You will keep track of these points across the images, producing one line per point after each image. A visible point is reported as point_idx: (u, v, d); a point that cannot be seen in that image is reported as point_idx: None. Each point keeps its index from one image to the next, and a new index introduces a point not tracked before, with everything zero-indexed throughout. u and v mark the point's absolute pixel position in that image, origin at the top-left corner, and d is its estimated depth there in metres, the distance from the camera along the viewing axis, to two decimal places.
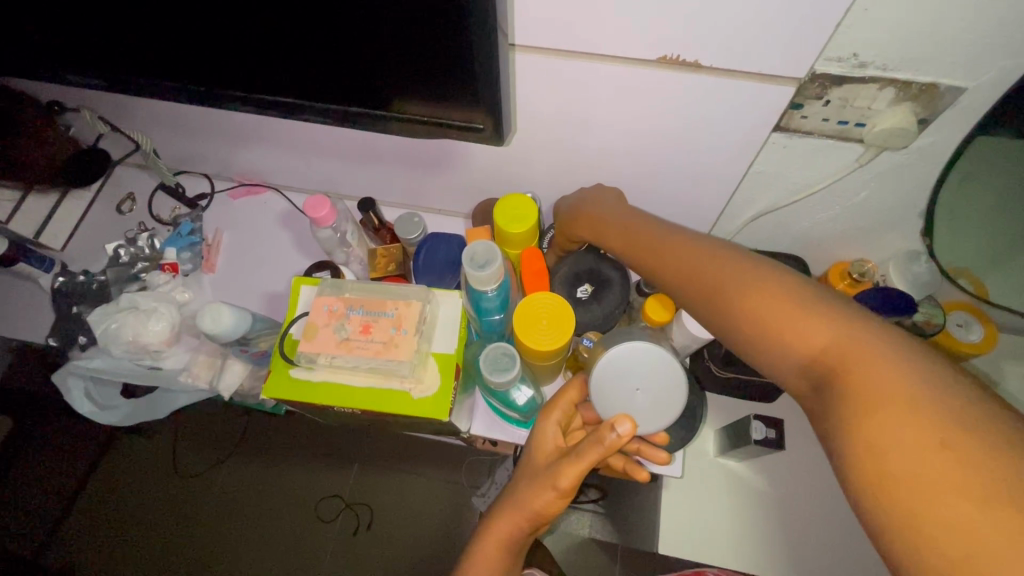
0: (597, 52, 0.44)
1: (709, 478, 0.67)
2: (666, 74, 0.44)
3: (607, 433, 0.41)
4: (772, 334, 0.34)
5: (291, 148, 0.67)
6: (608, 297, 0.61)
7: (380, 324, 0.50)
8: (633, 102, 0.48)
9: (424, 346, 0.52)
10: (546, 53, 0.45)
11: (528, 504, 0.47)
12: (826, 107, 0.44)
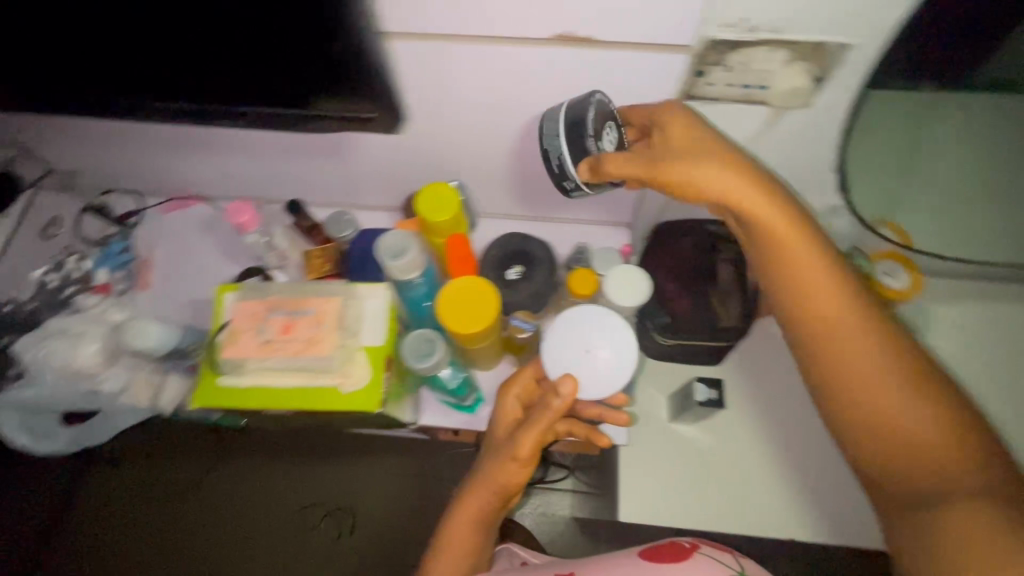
0: (497, 34, 0.31)
1: (669, 451, 0.49)
2: (571, 53, 0.32)
3: (551, 397, 0.36)
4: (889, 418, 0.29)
5: (192, 151, 0.42)
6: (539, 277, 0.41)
7: (301, 322, 0.32)
8: (528, 76, 0.34)
9: (350, 338, 0.32)
10: (454, 39, 0.31)
11: (490, 479, 0.38)
12: (726, 72, 0.33)
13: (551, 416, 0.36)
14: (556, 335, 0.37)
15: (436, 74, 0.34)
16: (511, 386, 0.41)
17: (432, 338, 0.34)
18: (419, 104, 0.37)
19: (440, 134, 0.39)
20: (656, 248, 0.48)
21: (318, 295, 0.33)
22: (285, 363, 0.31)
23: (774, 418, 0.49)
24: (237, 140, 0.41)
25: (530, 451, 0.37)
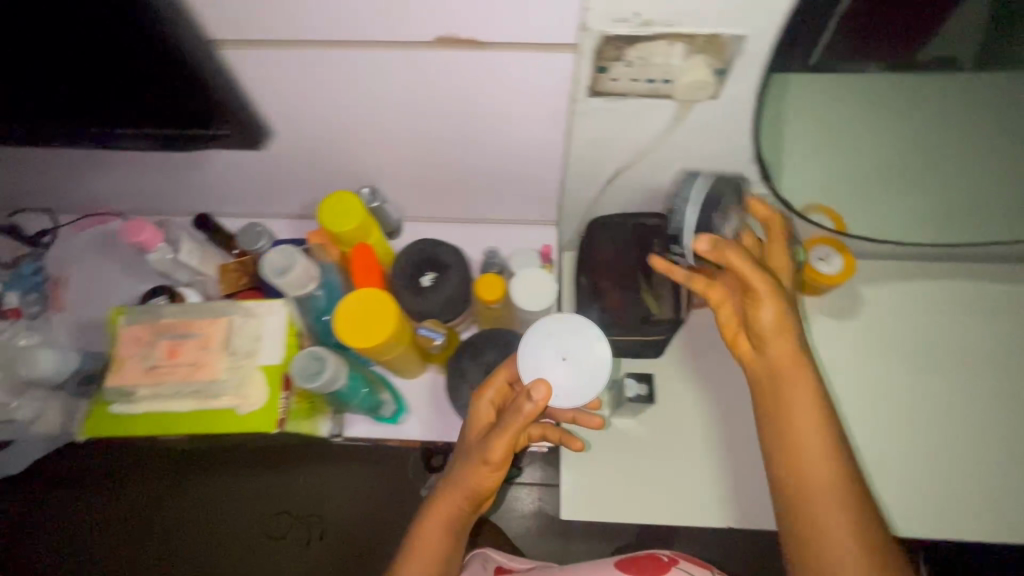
0: (377, 34, 0.32)
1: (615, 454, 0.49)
2: (455, 56, 0.33)
3: (523, 400, 0.36)
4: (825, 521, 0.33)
5: (100, 164, 0.45)
6: (448, 283, 0.45)
7: (188, 345, 0.42)
8: (413, 75, 0.35)
9: (242, 359, 0.42)
10: (338, 41, 0.33)
11: (464, 480, 0.41)
12: (628, 68, 0.33)
13: (523, 416, 0.37)
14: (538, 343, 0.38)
15: (321, 74, 0.35)
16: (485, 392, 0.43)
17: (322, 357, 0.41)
18: (318, 102, 0.38)
19: (352, 131, 0.41)
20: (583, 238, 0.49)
21: (210, 318, 0.43)
22: (180, 383, 0.41)
23: (714, 407, 0.50)
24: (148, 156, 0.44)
25: (501, 455, 0.39)
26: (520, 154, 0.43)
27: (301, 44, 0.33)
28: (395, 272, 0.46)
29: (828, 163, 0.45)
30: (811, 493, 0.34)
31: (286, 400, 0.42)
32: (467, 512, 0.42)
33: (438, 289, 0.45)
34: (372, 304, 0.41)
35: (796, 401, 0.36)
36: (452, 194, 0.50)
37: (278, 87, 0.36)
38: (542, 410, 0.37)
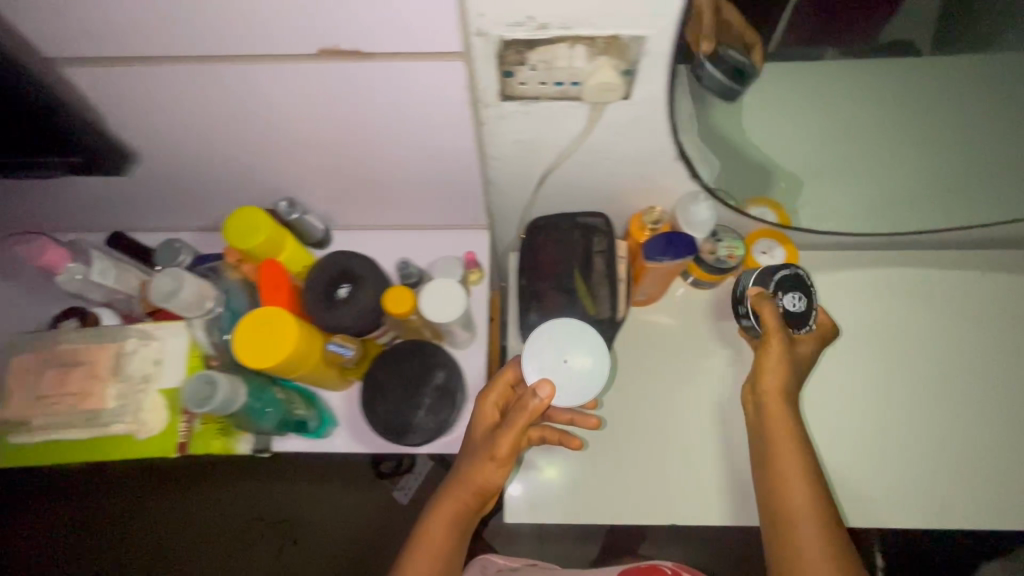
0: (285, 49, 0.50)
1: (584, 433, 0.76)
2: (349, 65, 0.51)
3: (534, 398, 0.60)
4: (797, 516, 0.59)
5: (137, 200, 0.77)
6: (359, 296, 0.69)
7: (75, 375, 0.71)
8: (337, 131, 0.61)
9: (151, 386, 0.71)
10: (312, 57, 0.51)
11: (473, 476, 0.66)
12: (534, 72, 0.52)
13: (530, 411, 0.61)
14: (542, 354, 0.64)
15: (249, 85, 0.54)
16: (489, 395, 0.70)
17: (211, 380, 0.64)
18: (290, 104, 0.57)
19: (296, 157, 0.66)
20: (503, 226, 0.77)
21: (122, 342, 0.72)
22: (64, 412, 0.70)
23: (652, 353, 0.80)
24: (175, 191, 0.75)
25: (506, 452, 0.63)
26: (405, 161, 0.66)
27: (229, 47, 0.50)
28: (306, 288, 0.70)
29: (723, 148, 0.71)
30: (795, 530, 0.59)
31: (186, 421, 0.71)
32: (472, 509, 0.68)
33: (350, 304, 0.69)
34: (268, 320, 0.62)
35: (785, 463, 0.63)
36: (357, 204, 0.78)
37: (221, 144, 0.64)
38: (546, 404, 0.61)
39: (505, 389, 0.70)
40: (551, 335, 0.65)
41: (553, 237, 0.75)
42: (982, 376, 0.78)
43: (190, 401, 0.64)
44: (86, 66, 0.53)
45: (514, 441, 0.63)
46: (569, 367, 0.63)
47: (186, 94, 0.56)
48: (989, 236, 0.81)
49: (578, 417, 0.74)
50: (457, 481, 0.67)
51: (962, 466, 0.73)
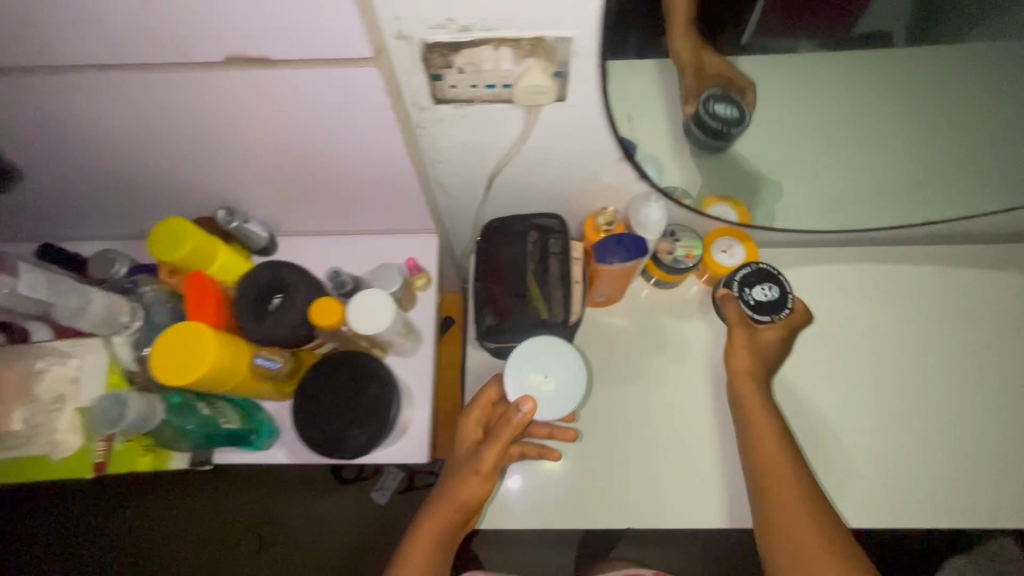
0: (274, 57, 0.46)
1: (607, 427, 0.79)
2: (500, 58, 0.51)
3: (516, 413, 0.67)
4: (798, 515, 0.63)
5: (77, 217, 0.71)
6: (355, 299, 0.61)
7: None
8: (295, 146, 0.58)
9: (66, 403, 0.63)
10: (248, 64, 0.47)
11: (462, 489, 0.69)
12: (548, 76, 0.53)
13: (515, 424, 0.68)
14: (524, 373, 0.70)
15: (233, 95, 0.50)
16: (473, 412, 0.75)
17: (122, 401, 0.49)
18: (224, 120, 0.53)
19: (254, 174, 0.62)
20: (487, 240, 0.81)
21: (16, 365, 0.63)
22: None
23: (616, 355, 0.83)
24: (109, 210, 0.69)
25: (489, 467, 0.69)
26: (384, 177, 0.63)
27: (214, 59, 0.47)
28: (235, 301, 0.57)
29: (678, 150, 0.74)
30: (805, 530, 0.63)
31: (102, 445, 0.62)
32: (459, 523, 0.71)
33: (286, 310, 0.56)
34: (184, 335, 0.49)
35: (776, 466, 0.67)
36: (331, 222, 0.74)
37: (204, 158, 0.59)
38: (527, 419, 0.68)
39: (487, 407, 0.75)
40: (534, 350, 0.72)
41: (509, 246, 0.80)
42: (1008, 376, 0.77)
43: (96, 423, 0.49)
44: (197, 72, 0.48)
45: (497, 456, 0.69)
46: (551, 380, 0.70)
47: (259, 114, 0.53)
48: (979, 228, 0.83)
49: (556, 430, 0.77)
50: (442, 498, 0.70)
51: (986, 448, 0.74)
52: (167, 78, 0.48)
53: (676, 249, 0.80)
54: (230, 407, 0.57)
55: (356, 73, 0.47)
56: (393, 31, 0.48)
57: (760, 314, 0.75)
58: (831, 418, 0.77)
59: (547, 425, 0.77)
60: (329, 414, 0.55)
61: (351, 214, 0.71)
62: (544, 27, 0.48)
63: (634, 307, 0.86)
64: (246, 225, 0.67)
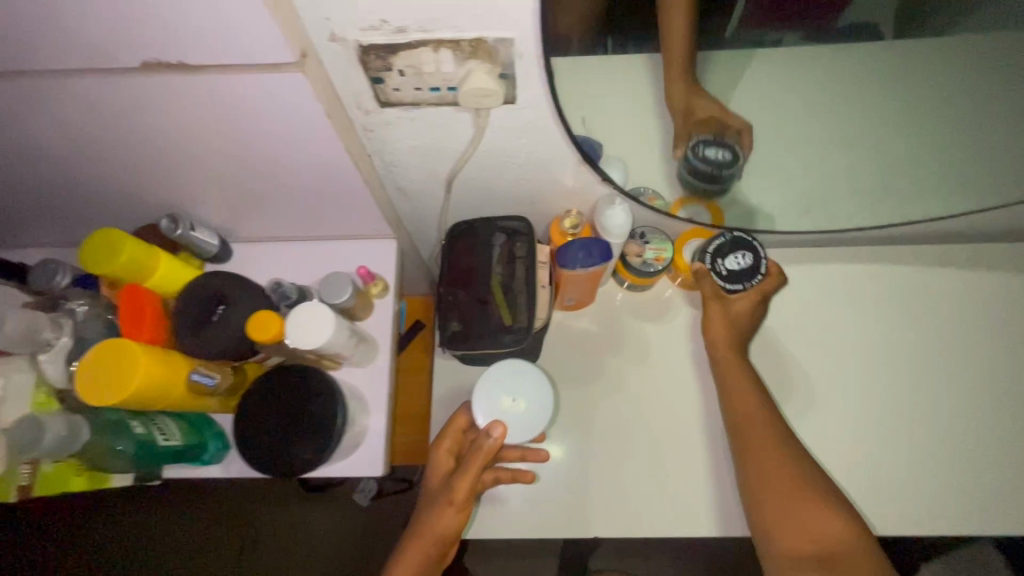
0: (197, 62, 0.44)
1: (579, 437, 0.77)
2: (440, 59, 0.49)
3: (486, 441, 0.66)
4: (799, 516, 0.64)
5: (27, 224, 0.69)
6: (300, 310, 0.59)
7: None
8: (237, 151, 0.56)
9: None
10: (170, 69, 0.45)
11: (436, 525, 0.70)
12: (491, 77, 0.50)
13: (484, 454, 0.67)
14: (490, 397, 0.69)
15: (161, 101, 0.48)
16: (443, 442, 0.74)
17: (41, 423, 0.48)
18: (157, 125, 0.51)
19: (198, 179, 0.60)
20: (454, 242, 0.78)
21: None
22: None
23: (584, 360, 0.81)
24: (58, 218, 0.68)
25: (462, 497, 0.69)
26: (334, 181, 0.61)
27: (135, 64, 0.44)
28: (174, 315, 0.55)
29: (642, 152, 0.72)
30: (807, 527, 0.63)
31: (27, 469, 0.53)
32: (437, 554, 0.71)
33: (228, 324, 0.54)
34: (112, 353, 0.47)
35: (771, 465, 0.67)
36: (288, 227, 0.72)
37: (145, 162, 0.57)
38: (498, 446, 0.67)
39: (458, 435, 0.74)
40: (503, 374, 0.71)
41: (472, 251, 0.77)
42: (983, 379, 0.76)
43: (11, 447, 0.48)
44: (122, 77, 0.46)
45: (469, 486, 0.69)
46: (517, 403, 0.70)
47: (194, 120, 0.51)
48: (957, 227, 0.81)
49: (529, 450, 0.75)
50: (420, 530, 0.71)
51: (960, 453, 0.73)
52: (88, 85, 0.46)
53: (645, 252, 0.79)
54: (173, 423, 0.56)
55: (285, 78, 0.45)
56: (325, 32, 0.46)
57: (733, 284, 0.74)
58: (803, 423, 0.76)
59: (518, 447, 0.75)
60: (274, 432, 0.54)
61: (308, 218, 0.69)
62: (482, 28, 0.45)
63: (606, 310, 0.84)
64: (193, 232, 0.64)
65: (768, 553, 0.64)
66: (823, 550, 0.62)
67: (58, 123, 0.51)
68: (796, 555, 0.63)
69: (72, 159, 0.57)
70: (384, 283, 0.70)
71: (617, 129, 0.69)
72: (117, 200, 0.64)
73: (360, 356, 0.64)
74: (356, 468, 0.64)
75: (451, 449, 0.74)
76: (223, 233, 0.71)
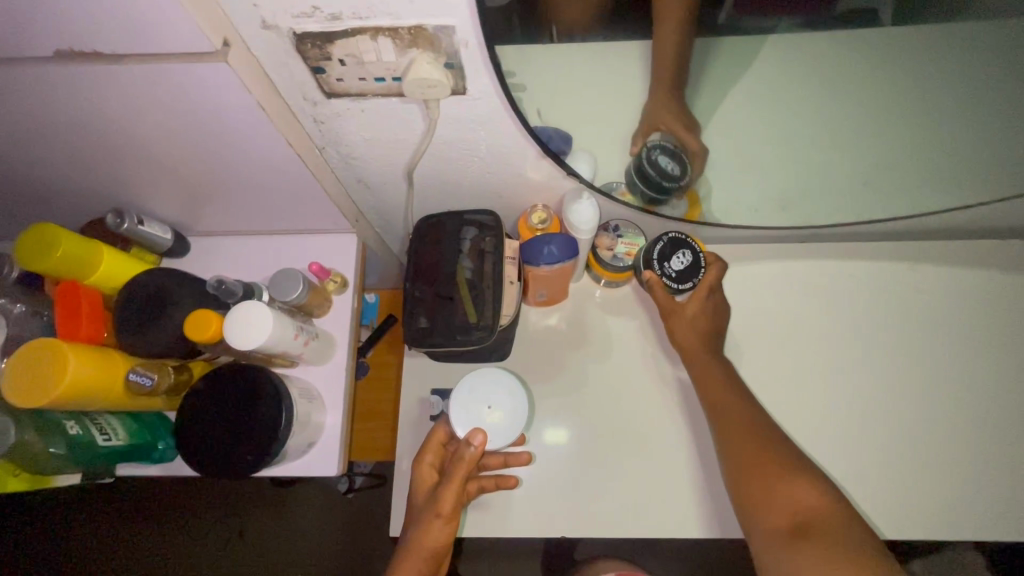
0: (115, 51, 0.42)
1: (551, 437, 0.75)
2: (379, 47, 0.46)
3: (467, 448, 0.64)
4: (785, 508, 0.60)
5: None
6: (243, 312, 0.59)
7: None
8: (177, 145, 0.54)
9: None
10: (90, 58, 0.43)
11: (423, 540, 0.66)
12: (434, 66, 0.47)
13: (467, 461, 0.64)
14: (466, 403, 0.68)
15: (86, 92, 0.46)
16: (424, 457, 0.71)
17: None
18: (88, 117, 0.50)
19: (145, 173, 0.59)
20: (421, 236, 0.74)
21: None
22: None
23: (556, 358, 0.80)
24: (16, 213, 0.67)
25: (450, 507, 0.66)
26: (284, 173, 0.59)
27: (54, 53, 0.43)
28: (115, 312, 0.54)
29: (609, 145, 0.70)
30: (795, 521, 0.59)
31: None
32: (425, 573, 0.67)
33: (163, 324, 0.54)
34: (32, 353, 0.47)
35: (752, 457, 0.64)
36: (247, 221, 0.70)
37: (86, 156, 0.56)
38: (481, 453, 0.64)
39: (439, 448, 0.71)
40: (477, 382, 0.70)
41: (438, 248, 0.74)
42: (968, 382, 0.74)
43: None
44: (42, 68, 0.44)
45: (455, 496, 0.66)
46: (495, 410, 0.68)
47: (125, 113, 0.49)
48: (948, 224, 0.78)
49: (511, 456, 0.73)
50: (406, 549, 0.66)
51: (938, 458, 0.71)
52: (6, 76, 0.44)
53: (617, 245, 0.76)
54: (117, 421, 0.56)
55: (212, 68, 0.43)
56: (256, 20, 0.43)
57: (683, 285, 0.72)
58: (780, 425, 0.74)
59: (500, 453, 0.73)
60: (222, 433, 0.54)
61: (266, 212, 0.68)
62: (420, 15, 0.43)
63: (581, 306, 0.82)
64: (141, 226, 0.63)
65: (754, 536, 0.61)
66: (806, 522, 0.58)
67: None
68: (779, 530, 0.59)
69: (12, 154, 0.56)
70: (341, 278, 0.69)
71: (580, 120, 0.66)
72: (68, 195, 0.63)
73: (313, 355, 0.63)
74: (309, 469, 0.63)
75: (434, 463, 0.71)
76: (182, 228, 0.70)
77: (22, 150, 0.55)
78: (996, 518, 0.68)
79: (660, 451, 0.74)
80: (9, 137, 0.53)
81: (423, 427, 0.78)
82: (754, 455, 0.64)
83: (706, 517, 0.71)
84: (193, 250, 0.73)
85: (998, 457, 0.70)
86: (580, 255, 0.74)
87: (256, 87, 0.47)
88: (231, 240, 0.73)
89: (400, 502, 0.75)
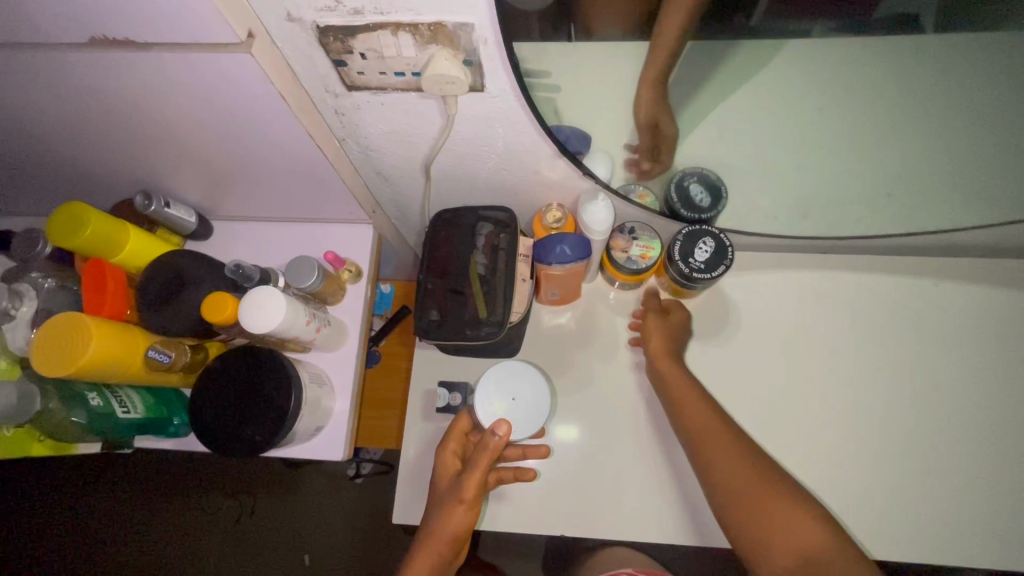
0: (146, 40, 0.44)
1: (557, 436, 0.75)
2: (397, 42, 0.46)
3: (492, 436, 0.65)
4: (782, 538, 0.59)
5: (30, 197, 0.73)
6: None
7: None
8: (201, 132, 0.55)
9: None
10: (122, 47, 0.45)
11: (446, 526, 0.67)
12: (450, 61, 0.48)
13: (492, 448, 0.65)
14: (490, 395, 0.70)
15: (116, 78, 0.48)
16: (447, 443, 0.72)
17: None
18: (119, 104, 0.52)
19: (174, 160, 0.61)
20: (436, 229, 0.74)
21: None
22: None
23: (564, 360, 0.79)
24: (57, 193, 0.71)
25: (473, 494, 0.66)
26: (304, 162, 0.61)
27: (89, 41, 0.45)
28: (138, 291, 0.56)
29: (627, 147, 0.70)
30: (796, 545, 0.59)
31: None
32: (447, 557, 0.68)
33: (180, 306, 0.56)
34: (59, 326, 0.50)
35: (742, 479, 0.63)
36: (267, 207, 0.72)
37: (119, 141, 0.58)
38: (505, 442, 0.65)
39: (462, 436, 0.73)
40: (498, 375, 0.71)
41: (453, 241, 0.74)
42: (988, 405, 0.71)
43: None
44: (77, 56, 0.46)
45: (478, 483, 0.66)
46: (518, 402, 0.71)
47: (153, 98, 0.51)
48: (979, 242, 0.75)
49: (529, 450, 0.73)
50: (428, 534, 0.67)
51: (953, 480, 0.69)
52: (47, 60, 0.47)
53: (631, 247, 0.74)
54: (135, 395, 0.59)
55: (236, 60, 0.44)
56: (281, 12, 0.44)
57: (713, 271, 0.68)
58: (790, 439, 0.72)
59: (520, 445, 0.74)
60: (229, 412, 0.56)
61: (286, 200, 0.69)
62: (440, 11, 0.43)
63: (592, 307, 0.82)
64: (167, 209, 0.65)
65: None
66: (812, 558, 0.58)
67: (31, 102, 0.53)
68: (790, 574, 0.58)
69: (51, 138, 0.59)
70: (355, 268, 0.71)
71: (600, 122, 0.66)
72: (103, 178, 0.66)
73: (325, 341, 0.65)
74: (316, 449, 0.64)
75: (456, 450, 0.72)
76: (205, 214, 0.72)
77: (61, 133, 0.58)
78: (1007, 548, 0.66)
79: (662, 456, 0.73)
80: (49, 122, 0.56)
81: (429, 418, 0.79)
82: (762, 487, 0.62)
83: (704, 528, 0.70)
84: (216, 234, 0.75)
85: (1015, 485, 0.68)
86: (593, 255, 0.73)
87: (277, 78, 0.49)
88: (252, 226, 0.75)
89: (404, 491, 0.76)
